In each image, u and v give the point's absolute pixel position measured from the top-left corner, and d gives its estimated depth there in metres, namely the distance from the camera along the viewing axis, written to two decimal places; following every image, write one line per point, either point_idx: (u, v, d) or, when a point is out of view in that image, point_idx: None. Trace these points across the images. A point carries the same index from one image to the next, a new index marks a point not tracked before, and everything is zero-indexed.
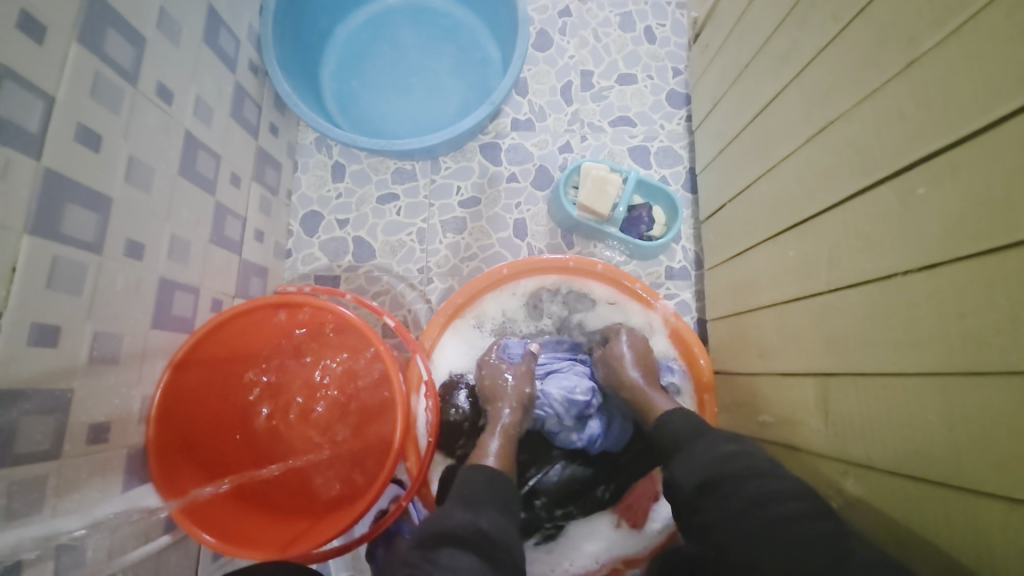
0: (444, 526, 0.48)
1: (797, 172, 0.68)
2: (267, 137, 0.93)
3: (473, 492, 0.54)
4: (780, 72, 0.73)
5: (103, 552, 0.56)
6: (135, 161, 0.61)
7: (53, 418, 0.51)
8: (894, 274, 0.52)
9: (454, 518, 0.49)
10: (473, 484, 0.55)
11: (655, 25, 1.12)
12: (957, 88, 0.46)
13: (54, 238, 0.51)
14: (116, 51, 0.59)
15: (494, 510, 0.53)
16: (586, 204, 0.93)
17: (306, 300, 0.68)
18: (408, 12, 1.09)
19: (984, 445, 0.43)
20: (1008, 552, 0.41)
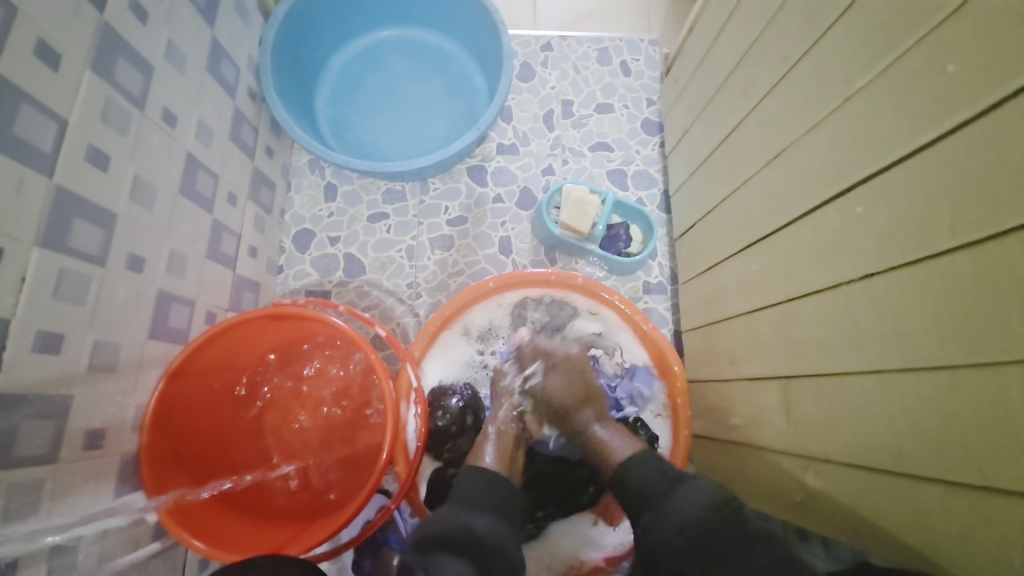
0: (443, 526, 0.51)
1: (757, 193, 0.75)
2: (263, 158, 0.98)
3: (469, 498, 0.56)
4: (740, 105, 0.81)
5: (94, 558, 0.57)
6: (139, 180, 0.65)
7: (53, 422, 0.53)
8: (839, 283, 0.58)
9: (452, 518, 0.52)
10: (469, 489, 0.58)
11: (630, 59, 1.20)
12: (883, 120, 0.53)
13: (62, 251, 0.54)
14: (125, 79, 0.63)
15: (489, 512, 0.55)
16: (567, 222, 0.99)
17: (300, 312, 0.71)
18: (400, 44, 1.16)
19: (921, 433, 0.47)
20: (947, 530, 0.45)
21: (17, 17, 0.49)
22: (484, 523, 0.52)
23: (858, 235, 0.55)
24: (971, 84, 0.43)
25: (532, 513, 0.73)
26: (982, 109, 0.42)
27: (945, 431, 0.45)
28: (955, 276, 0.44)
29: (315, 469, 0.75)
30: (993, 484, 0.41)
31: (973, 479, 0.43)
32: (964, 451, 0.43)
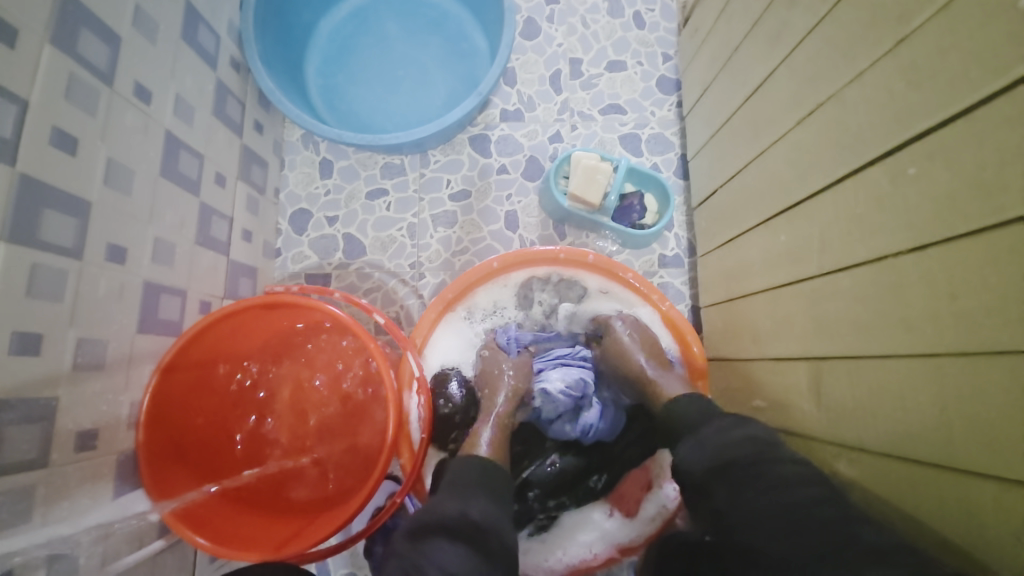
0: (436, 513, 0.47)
1: (788, 156, 0.67)
2: (252, 135, 0.92)
3: (463, 482, 0.53)
4: (770, 55, 0.72)
5: (97, 559, 0.56)
6: (114, 164, 0.60)
7: (39, 426, 0.51)
8: (885, 256, 0.51)
9: (444, 505, 0.49)
10: (463, 474, 0.55)
11: (644, 9, 1.10)
12: (948, 64, 0.45)
13: (34, 245, 0.50)
14: (89, 51, 0.57)
15: (485, 497, 0.52)
16: (576, 193, 0.92)
17: (293, 300, 0.67)
18: (392, 4, 1.07)
19: (977, 427, 0.42)
20: (1000, 532, 0.41)
21: None
22: (481, 510, 0.50)
23: (912, 202, 0.48)
24: None
25: (543, 503, 0.69)
26: None
27: (1008, 424, 0.40)
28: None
29: (322, 461, 0.73)
30: None
31: None
32: None
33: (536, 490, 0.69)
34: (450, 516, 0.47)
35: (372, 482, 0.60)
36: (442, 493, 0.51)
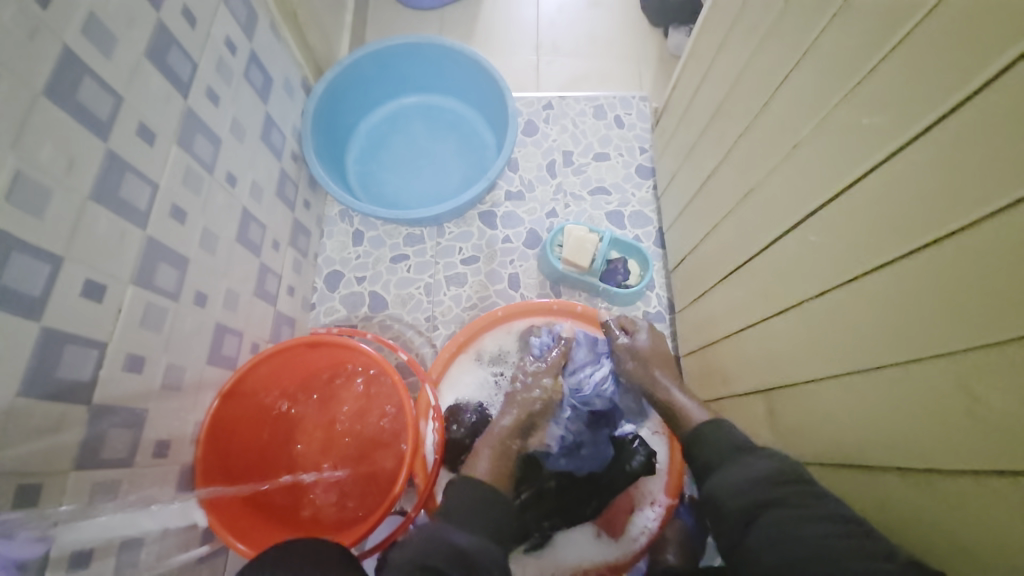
0: (428, 545, 0.54)
1: (733, 226, 0.84)
2: (301, 210, 1.12)
3: (462, 513, 0.60)
4: (716, 151, 0.92)
5: (155, 555, 0.65)
6: (207, 231, 0.78)
7: (132, 431, 0.63)
8: (803, 302, 0.66)
9: (437, 536, 0.55)
10: (462, 504, 0.61)
11: (623, 113, 1.35)
12: (823, 164, 0.63)
13: (148, 289, 0.66)
14: (200, 149, 0.77)
15: (478, 530, 0.58)
16: (568, 258, 1.09)
17: (334, 339, 0.82)
18: (419, 109, 1.33)
19: (877, 427, 0.54)
20: (906, 513, 0.51)
21: (125, 105, 0.63)
22: (472, 541, 0.55)
23: (817, 260, 0.63)
24: (881, 133, 0.53)
25: (539, 522, 0.78)
26: (890, 151, 0.52)
27: (895, 424, 0.52)
28: (887, 290, 0.52)
29: (343, 485, 0.83)
30: (934, 466, 0.48)
31: (918, 465, 0.49)
32: (910, 441, 0.50)
33: (533, 511, 0.77)
34: (437, 549, 0.53)
35: (393, 496, 0.71)
36: (437, 523, 0.57)
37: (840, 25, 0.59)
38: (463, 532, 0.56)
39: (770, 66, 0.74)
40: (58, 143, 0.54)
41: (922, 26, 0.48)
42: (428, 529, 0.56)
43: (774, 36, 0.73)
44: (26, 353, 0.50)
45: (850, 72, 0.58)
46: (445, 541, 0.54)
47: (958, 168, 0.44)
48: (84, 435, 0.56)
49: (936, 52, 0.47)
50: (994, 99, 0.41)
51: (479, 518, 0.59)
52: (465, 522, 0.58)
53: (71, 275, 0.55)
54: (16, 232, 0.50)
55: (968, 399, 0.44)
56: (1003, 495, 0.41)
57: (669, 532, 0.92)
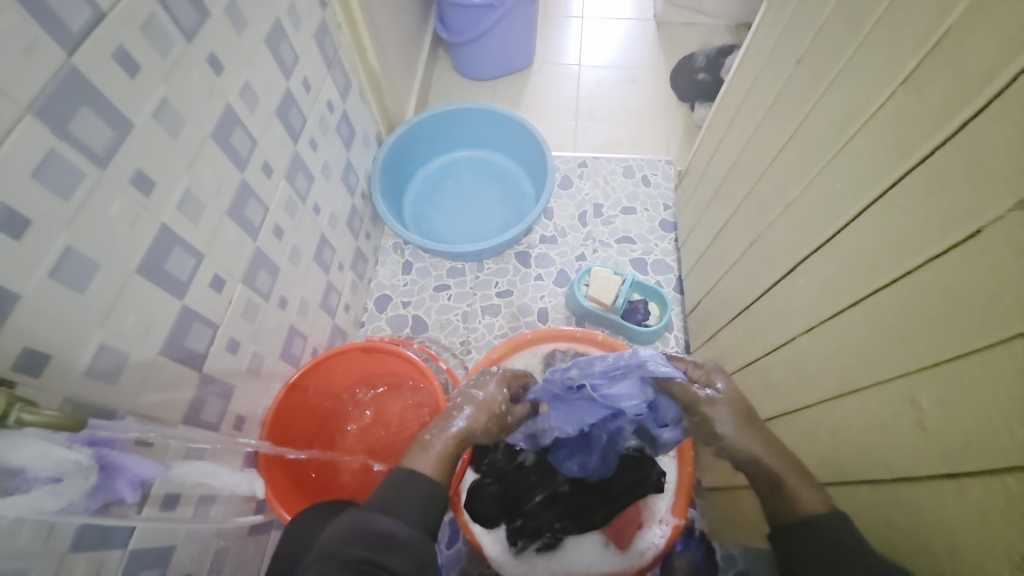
0: (358, 537, 0.57)
1: (740, 273, 0.95)
2: (363, 240, 1.30)
3: (398, 505, 0.62)
4: (727, 208, 1.05)
5: (221, 514, 0.76)
6: (295, 248, 0.95)
7: (222, 402, 0.77)
8: (793, 337, 0.75)
9: (366, 528, 0.58)
10: (403, 497, 0.63)
11: (650, 174, 1.51)
12: (808, 220, 0.74)
13: (250, 288, 0.82)
14: (299, 183, 0.96)
15: (411, 526, 0.60)
16: (593, 296, 1.21)
17: (385, 346, 0.96)
18: (470, 162, 1.54)
19: (850, 445, 0.62)
20: (875, 522, 0.58)
21: (257, 146, 0.82)
22: (404, 535, 0.58)
23: (804, 300, 0.73)
24: (850, 194, 0.65)
25: (552, 523, 0.86)
26: (858, 210, 0.63)
27: (861, 439, 0.60)
28: (856, 323, 0.62)
29: (379, 475, 0.94)
30: (895, 476, 0.55)
31: (884, 476, 0.57)
32: (876, 454, 0.58)
33: (546, 511, 0.85)
34: (362, 542, 0.56)
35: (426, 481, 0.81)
36: (368, 514, 0.60)
37: (822, 110, 0.73)
38: (396, 525, 0.59)
39: (769, 139, 0.88)
40: (213, 171, 0.72)
41: (882, 114, 0.61)
42: (359, 520, 0.59)
43: (773, 115, 0.87)
44: (170, 324, 0.65)
45: (828, 146, 0.71)
46: (375, 534, 0.57)
47: (906, 224, 0.55)
48: (193, 396, 0.70)
49: (891, 134, 0.59)
50: (929, 171, 0.53)
51: (415, 517, 0.62)
52: (397, 519, 0.60)
53: (205, 269, 0.71)
54: (180, 233, 0.67)
55: (917, 411, 0.52)
56: (948, 493, 0.49)
57: (678, 562, 0.98)
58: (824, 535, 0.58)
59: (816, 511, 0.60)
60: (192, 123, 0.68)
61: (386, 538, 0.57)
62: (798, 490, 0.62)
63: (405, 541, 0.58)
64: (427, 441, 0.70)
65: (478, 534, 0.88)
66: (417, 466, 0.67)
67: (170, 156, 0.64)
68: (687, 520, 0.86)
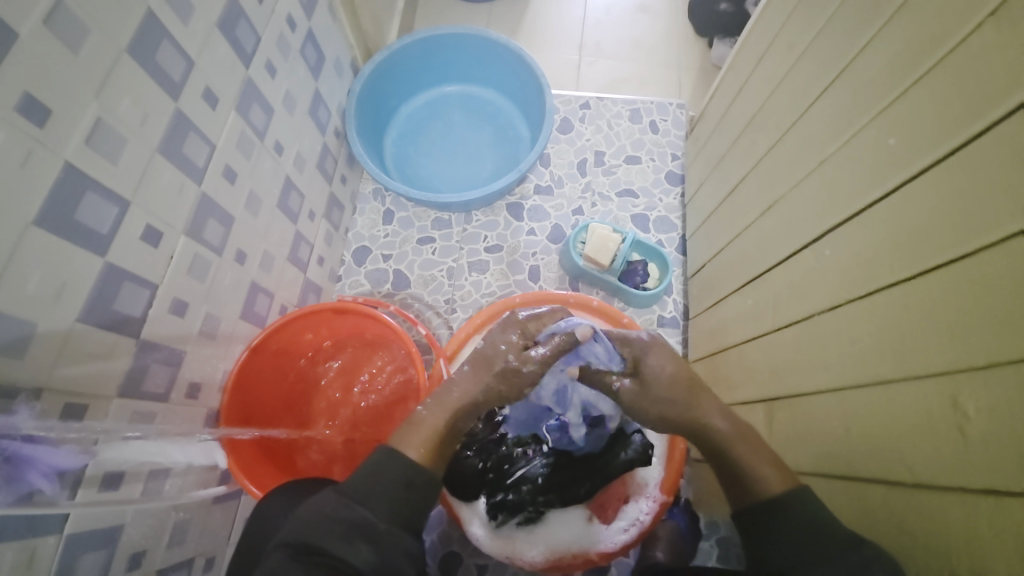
0: (328, 527, 0.52)
1: (754, 237, 0.86)
2: (338, 185, 1.17)
3: (374, 492, 0.55)
4: (745, 162, 0.93)
5: (177, 488, 0.70)
6: (253, 193, 0.83)
7: (170, 369, 0.68)
8: (812, 314, 0.67)
9: (340, 518, 0.52)
10: (379, 483, 0.56)
11: (659, 119, 1.36)
12: (847, 181, 0.63)
13: (197, 241, 0.71)
14: (255, 117, 0.82)
15: (390, 516, 0.54)
16: (590, 255, 1.11)
17: (359, 308, 0.87)
18: (459, 98, 1.37)
19: (867, 440, 0.55)
20: (886, 524, 0.53)
21: (195, 68, 0.67)
22: (377, 526, 0.53)
23: (829, 274, 0.64)
24: (906, 152, 0.54)
25: (534, 497, 0.81)
26: (913, 173, 0.53)
27: (882, 437, 0.53)
28: (894, 307, 0.53)
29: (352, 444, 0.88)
30: (917, 481, 0.49)
31: (906, 480, 0.50)
32: (900, 454, 0.51)
33: (529, 486, 0.80)
34: (329, 535, 0.51)
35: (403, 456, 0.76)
36: (342, 500, 0.54)
37: (882, 47, 0.60)
38: (370, 514, 0.53)
39: (806, 82, 0.75)
40: (135, 99, 0.59)
41: (962, 53, 0.49)
42: (335, 509, 0.53)
43: (816, 52, 0.74)
44: (89, 284, 0.56)
45: (884, 93, 0.59)
46: (346, 524, 0.52)
47: (973, 195, 0.46)
48: (130, 365, 0.62)
49: (971, 79, 0.47)
50: (1011, 131, 0.42)
51: (395, 505, 0.55)
52: (373, 506, 0.54)
53: (134, 219, 0.60)
54: (94, 174, 0.55)
55: (959, 417, 0.45)
56: (983, 511, 0.42)
57: (661, 530, 0.94)
58: (795, 523, 0.54)
59: (777, 489, 0.57)
60: (100, 34, 0.54)
61: (358, 531, 0.52)
62: (752, 466, 0.59)
63: (377, 534, 0.53)
64: (416, 417, 0.63)
65: (456, 506, 0.84)
66: (402, 445, 0.60)
67: (70, 77, 0.52)
68: (673, 496, 0.82)
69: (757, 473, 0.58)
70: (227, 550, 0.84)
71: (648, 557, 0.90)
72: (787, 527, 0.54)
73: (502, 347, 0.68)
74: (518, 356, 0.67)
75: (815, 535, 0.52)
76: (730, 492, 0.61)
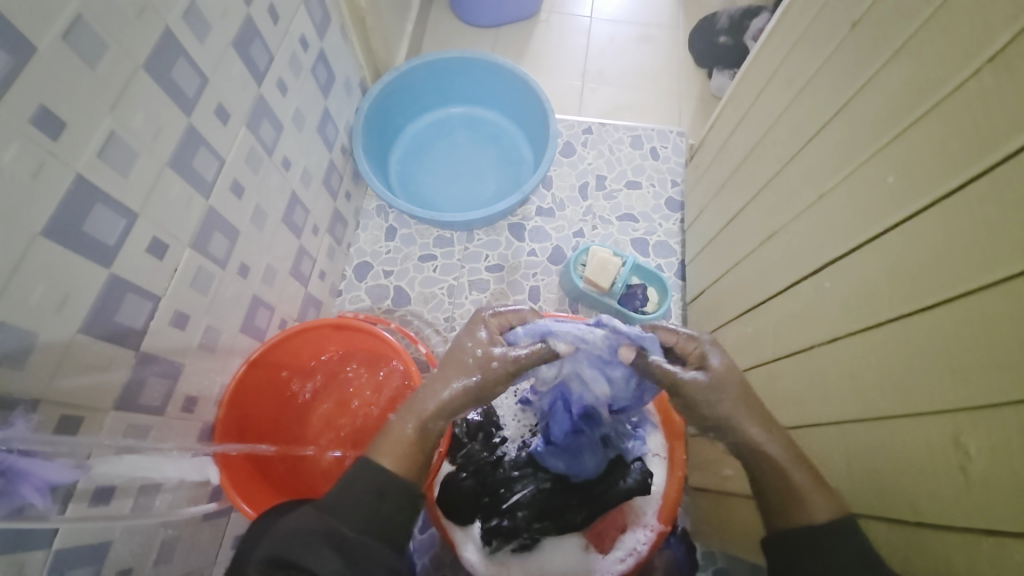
0: (298, 538, 0.52)
1: (754, 266, 0.87)
2: (343, 201, 1.18)
3: (351, 504, 0.55)
4: (745, 191, 0.95)
5: (166, 504, 0.69)
6: (258, 208, 0.83)
7: (167, 382, 0.68)
8: (813, 345, 0.67)
9: (312, 529, 0.52)
10: (372, 503, 0.55)
11: (660, 146, 1.39)
12: (847, 215, 0.65)
13: (202, 253, 0.71)
14: (265, 133, 0.83)
15: (363, 527, 0.54)
16: (590, 278, 1.12)
17: (360, 325, 0.87)
18: (465, 119, 1.40)
19: (870, 475, 0.56)
20: (891, 561, 0.53)
21: (209, 85, 0.69)
22: (347, 537, 0.52)
23: (829, 305, 0.65)
24: (905, 190, 0.56)
25: (529, 524, 0.80)
26: (913, 211, 0.54)
27: (886, 473, 0.54)
28: (895, 342, 0.54)
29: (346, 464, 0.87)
30: (921, 519, 0.49)
31: (910, 517, 0.51)
32: (903, 492, 0.52)
33: (524, 511, 0.79)
34: (303, 547, 0.51)
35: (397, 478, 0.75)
36: (319, 514, 0.54)
37: (881, 88, 0.62)
38: (343, 526, 0.53)
39: (805, 117, 0.78)
40: (149, 114, 0.60)
41: (957, 98, 0.51)
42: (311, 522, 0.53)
43: (815, 90, 0.76)
44: (93, 296, 0.56)
45: (882, 132, 0.61)
46: (322, 537, 0.52)
47: (973, 236, 0.47)
48: (127, 377, 0.61)
49: (968, 123, 0.49)
50: (1007, 176, 0.44)
51: (370, 516, 0.55)
52: (344, 516, 0.54)
53: (141, 231, 0.61)
54: (105, 186, 0.56)
55: (961, 456, 0.46)
56: (986, 554, 0.43)
57: (657, 560, 0.92)
58: (843, 555, 0.51)
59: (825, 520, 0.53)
60: (118, 51, 0.55)
61: (328, 541, 0.52)
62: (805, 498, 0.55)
63: (350, 546, 0.52)
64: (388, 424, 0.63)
65: (451, 532, 0.82)
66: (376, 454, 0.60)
67: (87, 92, 0.53)
68: (671, 526, 0.80)
69: (810, 503, 0.55)
70: (215, 570, 0.82)
71: None
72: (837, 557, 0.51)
73: (468, 347, 0.66)
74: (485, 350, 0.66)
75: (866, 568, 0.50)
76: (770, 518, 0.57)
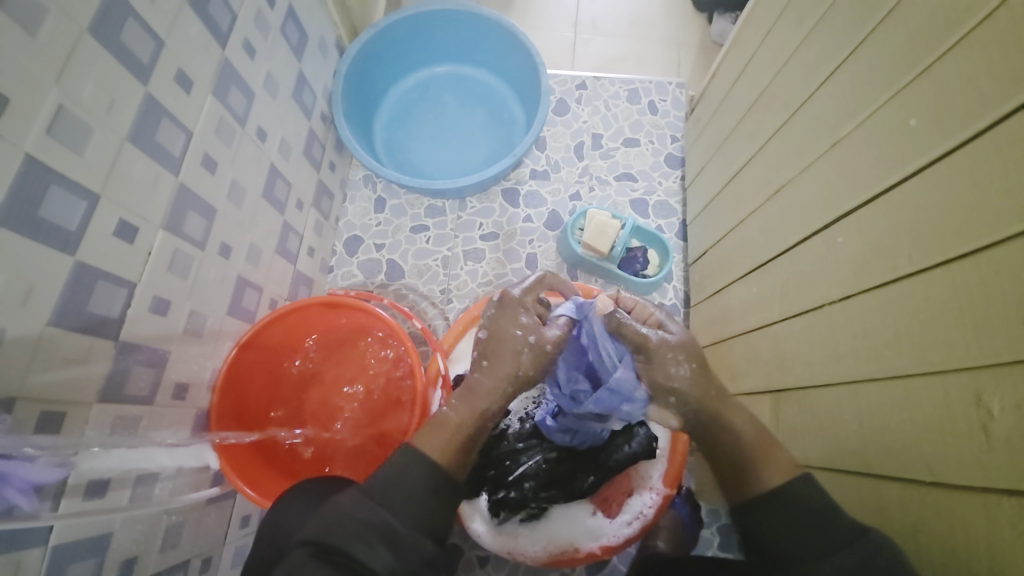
0: (346, 529, 0.49)
1: (760, 225, 0.83)
2: (327, 172, 1.13)
3: (404, 499, 0.53)
4: (750, 145, 0.90)
5: (167, 491, 0.67)
6: (235, 182, 0.79)
7: (154, 371, 0.65)
8: (824, 304, 0.65)
9: (363, 519, 0.50)
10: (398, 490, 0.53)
11: (658, 99, 1.31)
12: (864, 162, 0.60)
13: (177, 234, 0.67)
14: (235, 101, 0.77)
15: (403, 520, 0.52)
16: (588, 242, 1.09)
17: (352, 302, 0.83)
18: (451, 79, 1.32)
19: (884, 437, 0.54)
20: (902, 519, 0.52)
21: (165, 49, 0.63)
22: (399, 534, 0.50)
23: (841, 261, 0.62)
24: (926, 135, 0.52)
25: (536, 494, 0.79)
26: (936, 155, 0.50)
27: (901, 434, 0.52)
28: (915, 297, 0.51)
29: (347, 441, 0.86)
30: (936, 477, 0.48)
31: (925, 477, 0.49)
32: (917, 452, 0.50)
33: (531, 482, 0.79)
34: (352, 538, 0.49)
35: None
36: (355, 502, 0.52)
37: (902, 20, 0.57)
38: (393, 521, 0.51)
39: (817, 59, 0.72)
40: (100, 82, 0.55)
41: (987, 29, 0.46)
42: (359, 509, 0.51)
43: (828, 27, 0.70)
44: (59, 285, 0.52)
45: (905, 69, 0.56)
46: (371, 529, 0.50)
47: (1006, 178, 0.43)
48: (110, 368, 0.59)
49: (1000, 56, 0.44)
50: None
51: (416, 511, 0.53)
52: (387, 505, 0.52)
53: (105, 213, 0.57)
54: (60, 167, 0.51)
55: (983, 414, 0.43)
56: (1005, 513, 0.41)
57: (663, 519, 0.93)
58: (792, 519, 0.52)
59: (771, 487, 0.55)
60: (60, 14, 0.49)
61: (380, 536, 0.50)
62: (766, 457, 0.58)
63: (399, 540, 0.50)
64: (442, 416, 0.62)
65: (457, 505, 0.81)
66: (425, 446, 0.58)
67: (26, 61, 0.47)
68: (677, 489, 0.80)
69: (768, 463, 0.57)
70: (225, 550, 0.82)
71: (649, 547, 0.89)
72: (784, 519, 0.53)
73: (517, 332, 0.66)
74: (536, 335, 0.66)
75: (815, 524, 0.51)
76: (729, 489, 0.59)
